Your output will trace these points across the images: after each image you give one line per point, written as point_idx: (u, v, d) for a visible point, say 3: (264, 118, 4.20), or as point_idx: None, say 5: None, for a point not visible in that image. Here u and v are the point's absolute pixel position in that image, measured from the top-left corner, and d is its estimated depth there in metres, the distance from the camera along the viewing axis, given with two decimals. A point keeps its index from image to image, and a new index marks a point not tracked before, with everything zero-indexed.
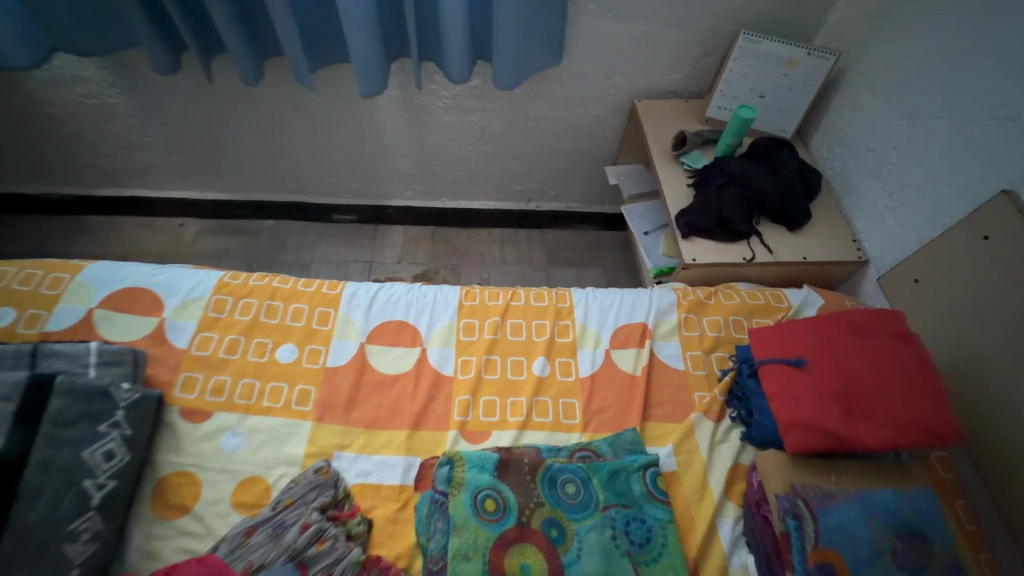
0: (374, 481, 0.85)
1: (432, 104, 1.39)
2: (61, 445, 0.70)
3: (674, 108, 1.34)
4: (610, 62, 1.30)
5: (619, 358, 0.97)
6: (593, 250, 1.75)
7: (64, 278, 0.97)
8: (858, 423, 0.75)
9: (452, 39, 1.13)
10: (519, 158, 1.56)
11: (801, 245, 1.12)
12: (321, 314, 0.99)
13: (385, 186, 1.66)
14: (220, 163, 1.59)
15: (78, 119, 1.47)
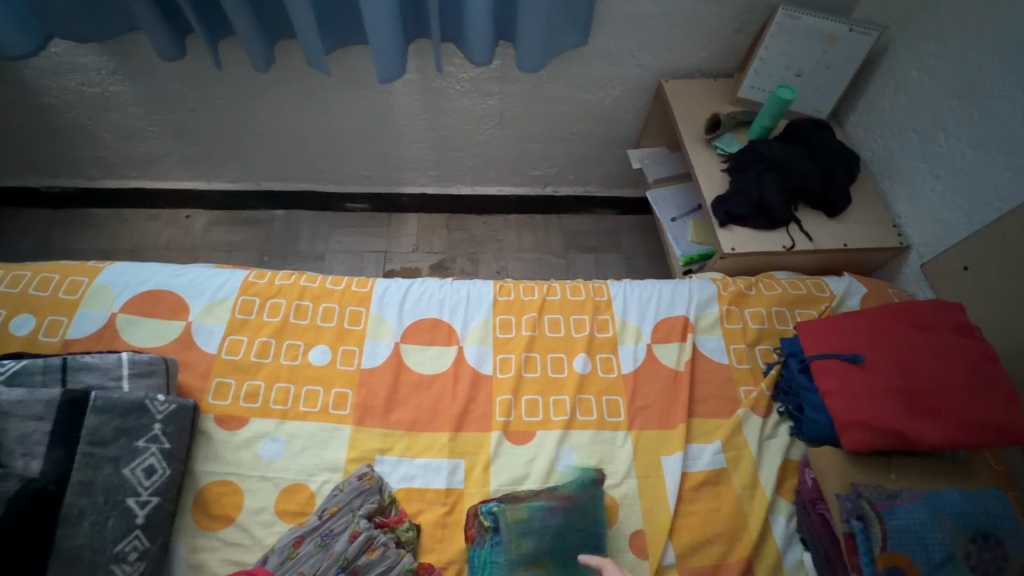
0: (418, 485, 0.83)
1: (451, 88, 1.33)
2: (101, 463, 0.68)
3: (703, 88, 1.29)
4: (638, 40, 1.24)
5: (661, 353, 0.95)
6: (613, 235, 1.71)
7: (82, 282, 0.92)
8: (922, 421, 0.73)
9: (477, 18, 1.07)
10: (539, 142, 1.51)
11: (841, 232, 1.09)
12: (352, 313, 0.96)
13: (399, 172, 1.61)
14: (227, 152, 1.53)
15: (77, 109, 1.40)
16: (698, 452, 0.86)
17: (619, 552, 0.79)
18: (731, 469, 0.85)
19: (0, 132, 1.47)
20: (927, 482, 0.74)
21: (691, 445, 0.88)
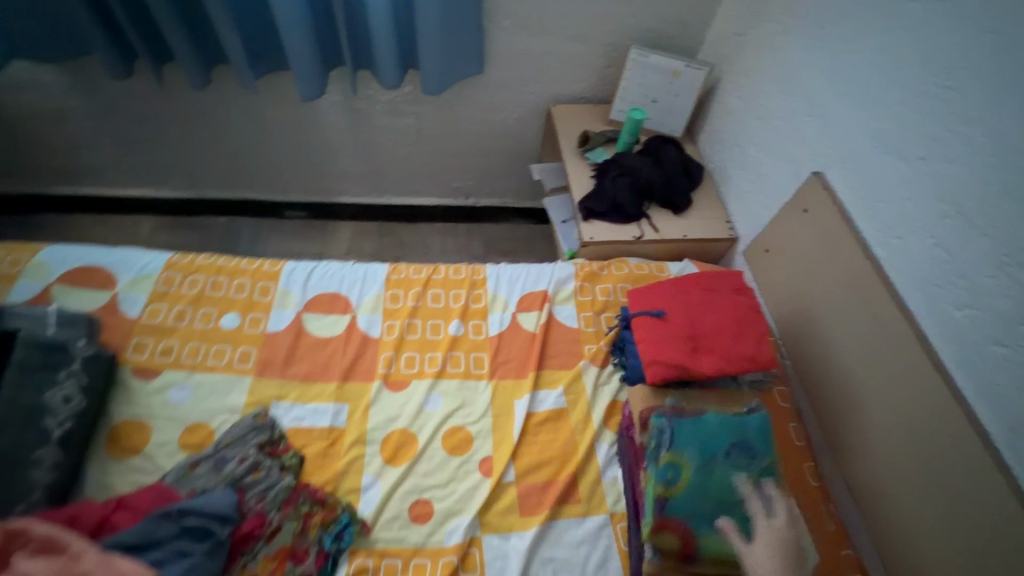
0: (306, 424, 0.99)
1: (372, 107, 1.54)
2: (25, 388, 0.82)
3: (584, 112, 1.54)
4: (526, 71, 1.49)
5: (523, 320, 1.14)
6: (527, 241, 1.93)
7: (24, 258, 1.08)
8: (703, 358, 0.95)
9: (381, 48, 1.29)
10: (455, 157, 1.73)
11: (683, 226, 1.32)
12: (262, 288, 1.13)
13: (334, 183, 1.80)
14: (175, 162, 1.70)
15: (35, 121, 1.56)
16: (545, 396, 1.04)
17: (468, 473, 0.96)
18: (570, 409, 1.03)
19: None
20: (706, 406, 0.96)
21: (541, 392, 1.06)
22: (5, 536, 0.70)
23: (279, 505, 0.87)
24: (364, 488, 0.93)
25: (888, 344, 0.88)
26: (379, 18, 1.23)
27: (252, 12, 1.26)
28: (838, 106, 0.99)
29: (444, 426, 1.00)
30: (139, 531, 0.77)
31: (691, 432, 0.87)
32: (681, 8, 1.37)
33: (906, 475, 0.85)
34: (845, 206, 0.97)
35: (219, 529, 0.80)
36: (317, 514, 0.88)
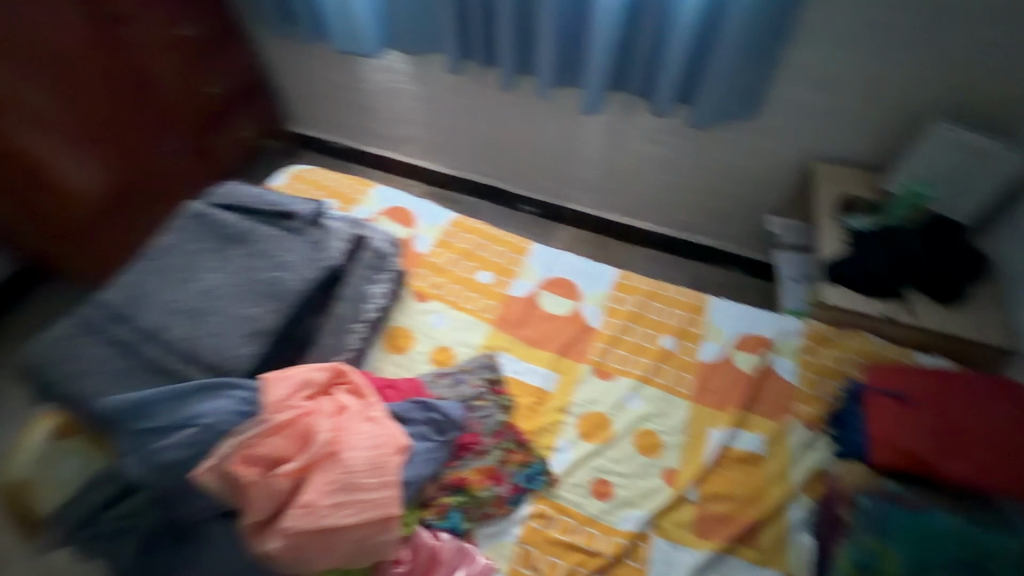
0: (522, 378, 1.15)
1: (633, 131, 1.68)
2: (361, 277, 1.08)
3: (851, 175, 1.46)
4: (798, 124, 1.48)
5: (737, 358, 1.15)
6: (734, 290, 1.89)
7: (364, 190, 1.44)
8: (947, 462, 0.90)
9: (667, 82, 1.41)
10: (690, 192, 1.78)
11: (948, 319, 1.17)
12: (513, 258, 1.34)
13: (570, 190, 2.00)
14: (453, 147, 2.04)
15: (376, 95, 2.00)
16: (743, 436, 1.05)
17: (652, 476, 1.01)
18: (767, 458, 1.01)
19: (321, 102, 2.14)
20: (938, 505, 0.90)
21: (739, 431, 1.06)
22: (334, 373, 0.94)
23: (492, 433, 1.04)
24: (558, 449, 1.05)
25: None
26: (678, 55, 1.35)
27: (571, 36, 1.46)
28: None
29: (636, 426, 1.07)
30: (403, 408, 1.00)
31: (910, 529, 0.82)
32: None
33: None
34: None
35: (450, 430, 1.00)
36: (517, 454, 1.02)
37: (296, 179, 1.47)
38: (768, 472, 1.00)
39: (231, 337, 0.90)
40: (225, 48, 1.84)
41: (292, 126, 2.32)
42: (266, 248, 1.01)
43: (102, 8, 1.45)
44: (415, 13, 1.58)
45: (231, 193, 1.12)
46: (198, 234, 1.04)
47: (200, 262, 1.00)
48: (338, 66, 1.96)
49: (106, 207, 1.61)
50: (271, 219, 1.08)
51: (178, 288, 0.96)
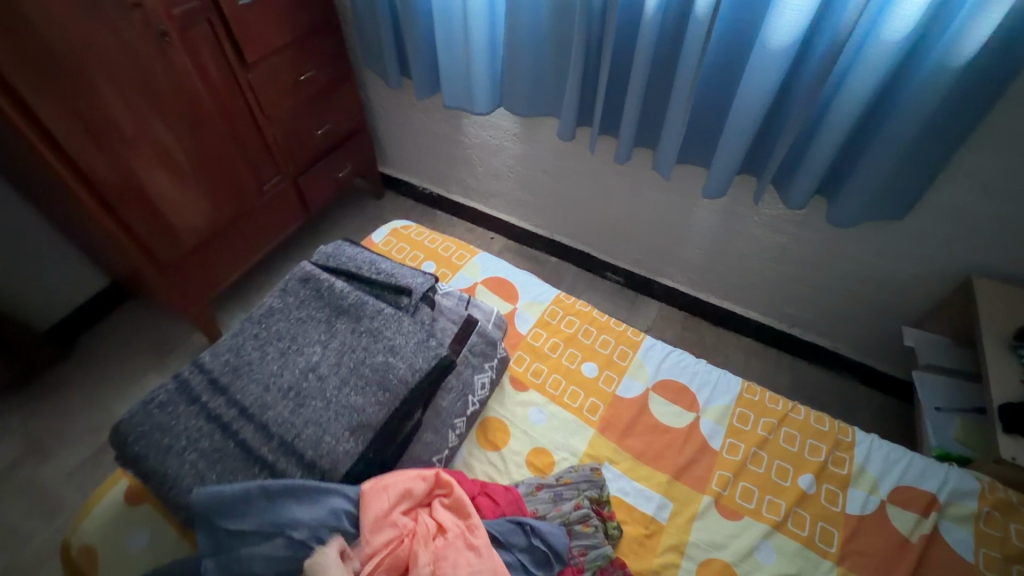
0: (630, 501, 1.00)
1: (751, 217, 1.54)
2: (468, 365, 0.98)
3: (1022, 299, 1.25)
4: (958, 234, 1.29)
5: (895, 516, 0.95)
6: (845, 398, 1.68)
7: (466, 256, 1.37)
8: None
9: (809, 176, 1.28)
10: (807, 286, 1.61)
11: None
12: (622, 351, 1.21)
13: (665, 266, 1.87)
14: (546, 207, 1.97)
15: (474, 149, 1.97)
16: None
17: None
18: None
19: (418, 149, 2.14)
20: None
21: None
22: (436, 481, 0.83)
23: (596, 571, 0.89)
24: None
25: None
26: (826, 150, 1.21)
27: (701, 116, 1.36)
28: None
29: None
30: (500, 528, 0.87)
31: None
32: None
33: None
34: None
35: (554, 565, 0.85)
36: None
37: (395, 234, 1.41)
38: None
39: (337, 429, 0.82)
40: (337, 94, 1.86)
41: (388, 169, 2.35)
42: (378, 327, 0.93)
43: (235, 56, 1.47)
44: (535, 78, 1.53)
45: (339, 254, 1.07)
46: (305, 300, 0.98)
47: (306, 332, 0.94)
48: (441, 119, 1.94)
49: (206, 241, 1.63)
50: (381, 291, 1.01)
51: (283, 363, 0.90)
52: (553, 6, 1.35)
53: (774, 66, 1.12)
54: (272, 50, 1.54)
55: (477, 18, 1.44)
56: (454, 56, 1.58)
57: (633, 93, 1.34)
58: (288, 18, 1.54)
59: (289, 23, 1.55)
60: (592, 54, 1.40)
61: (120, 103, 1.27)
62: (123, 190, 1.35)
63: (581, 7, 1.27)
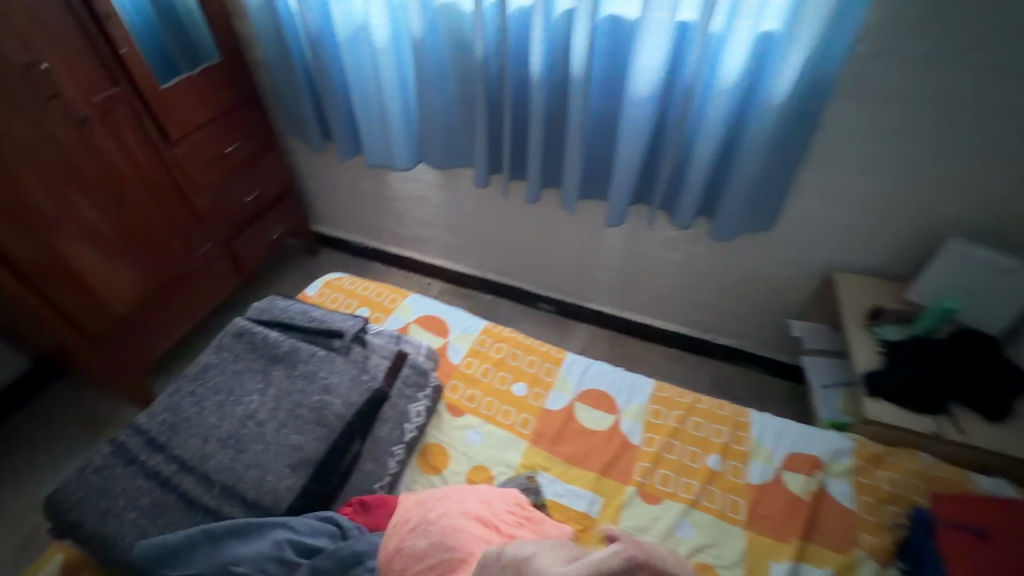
0: (564, 501, 1.09)
1: (652, 239, 1.75)
2: (403, 396, 1.04)
3: (871, 285, 1.50)
4: (814, 236, 1.54)
5: (788, 478, 1.10)
6: (758, 391, 1.87)
7: (398, 298, 1.46)
8: None
9: (688, 199, 1.49)
10: (710, 295, 1.82)
11: (998, 437, 1.15)
12: (547, 368, 1.33)
13: (588, 291, 2.04)
14: (474, 248, 2.11)
15: (402, 202, 2.10)
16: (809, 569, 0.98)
17: None
18: None
19: (349, 206, 2.24)
20: None
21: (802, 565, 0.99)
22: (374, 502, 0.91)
23: None
24: None
25: None
26: (697, 177, 1.43)
27: (594, 156, 1.57)
28: None
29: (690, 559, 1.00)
30: None
31: None
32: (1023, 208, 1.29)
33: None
34: None
35: None
36: None
37: (328, 285, 1.49)
38: None
39: (278, 467, 0.88)
40: (263, 161, 1.95)
41: (321, 227, 2.43)
42: (312, 369, 1.00)
43: (158, 134, 1.54)
44: (449, 134, 1.70)
45: (272, 307, 1.14)
46: (240, 353, 1.04)
47: (243, 383, 0.99)
48: (368, 177, 2.07)
49: (136, 311, 1.63)
50: (314, 336, 1.09)
51: (221, 414, 0.95)
52: (456, 74, 1.54)
53: (641, 113, 1.34)
54: (194, 126, 1.63)
55: (389, 87, 1.61)
56: (373, 119, 1.73)
57: (533, 142, 1.53)
58: (208, 96, 1.65)
59: (210, 101, 1.65)
60: (495, 111, 1.59)
61: (41, 188, 1.30)
62: (47, 270, 1.36)
63: (478, 73, 1.46)
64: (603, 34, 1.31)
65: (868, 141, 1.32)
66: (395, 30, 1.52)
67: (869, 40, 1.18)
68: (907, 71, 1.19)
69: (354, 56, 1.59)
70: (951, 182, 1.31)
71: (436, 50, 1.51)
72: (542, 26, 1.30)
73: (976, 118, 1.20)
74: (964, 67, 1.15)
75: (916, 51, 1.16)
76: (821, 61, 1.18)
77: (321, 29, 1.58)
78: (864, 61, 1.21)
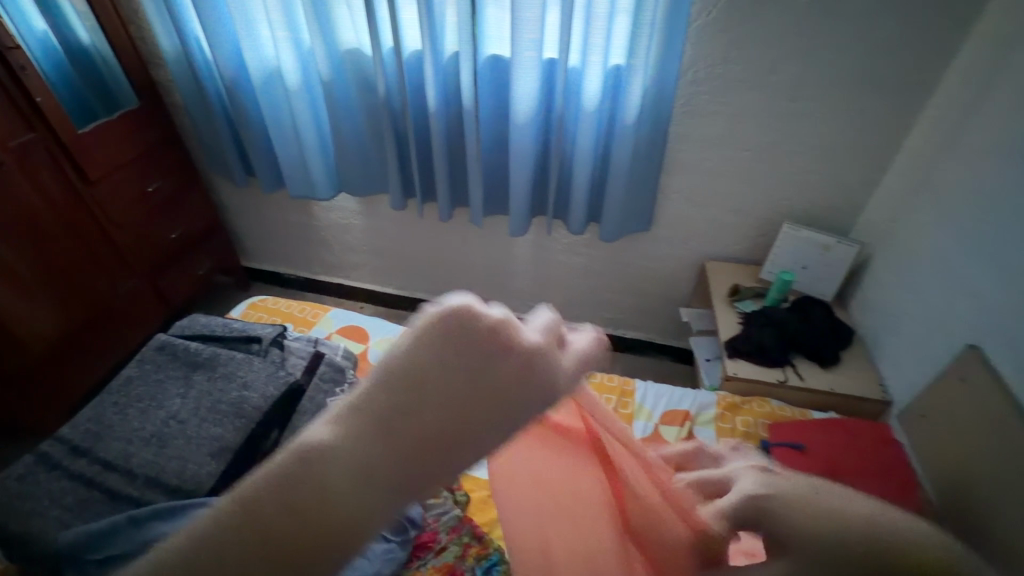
0: (475, 473, 1.23)
1: (556, 246, 1.96)
2: (320, 390, 1.15)
3: (736, 269, 1.77)
4: (687, 233, 1.80)
5: (664, 431, 1.29)
6: (665, 376, 2.09)
7: (321, 313, 1.58)
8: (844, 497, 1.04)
9: (577, 207, 1.71)
10: (613, 293, 2.04)
11: (830, 379, 1.40)
12: None
13: (509, 300, 2.22)
14: (401, 269, 2.25)
15: (328, 230, 2.22)
16: None
17: None
18: None
19: (277, 239, 2.34)
20: None
21: None
22: None
23: (448, 529, 1.08)
24: None
25: None
26: (581, 187, 1.66)
27: (494, 174, 1.78)
28: (992, 291, 1.09)
29: None
30: None
31: None
32: (833, 195, 1.60)
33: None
34: (1005, 382, 1.03)
35: (409, 530, 1.03)
36: (474, 547, 1.06)
37: (252, 307, 1.58)
38: None
39: (198, 456, 0.97)
40: (186, 199, 2.03)
41: (251, 262, 2.50)
42: (231, 370, 1.11)
43: (75, 175, 1.61)
44: (364, 163, 1.86)
45: (193, 323, 1.24)
46: (162, 363, 1.13)
47: (165, 390, 1.08)
48: (293, 209, 2.19)
49: (57, 348, 1.65)
50: (234, 344, 1.20)
51: (143, 418, 1.03)
52: (364, 109, 1.72)
53: (525, 134, 1.57)
54: (114, 167, 1.71)
55: (305, 123, 1.76)
56: (292, 153, 1.87)
57: (439, 165, 1.72)
58: (127, 139, 1.73)
59: (129, 143, 1.74)
60: (403, 140, 1.78)
61: None
62: None
63: (383, 106, 1.64)
64: (486, 70, 1.53)
65: (712, 148, 1.60)
66: (305, 71, 1.68)
67: (695, 68, 1.48)
68: (728, 91, 1.49)
69: (269, 95, 1.74)
70: (779, 178, 1.61)
71: (344, 88, 1.69)
72: (433, 65, 1.51)
73: (785, 125, 1.51)
74: (767, 86, 1.46)
75: (732, 75, 1.46)
76: (662, 86, 1.45)
77: (235, 70, 1.71)
78: (694, 84, 1.50)
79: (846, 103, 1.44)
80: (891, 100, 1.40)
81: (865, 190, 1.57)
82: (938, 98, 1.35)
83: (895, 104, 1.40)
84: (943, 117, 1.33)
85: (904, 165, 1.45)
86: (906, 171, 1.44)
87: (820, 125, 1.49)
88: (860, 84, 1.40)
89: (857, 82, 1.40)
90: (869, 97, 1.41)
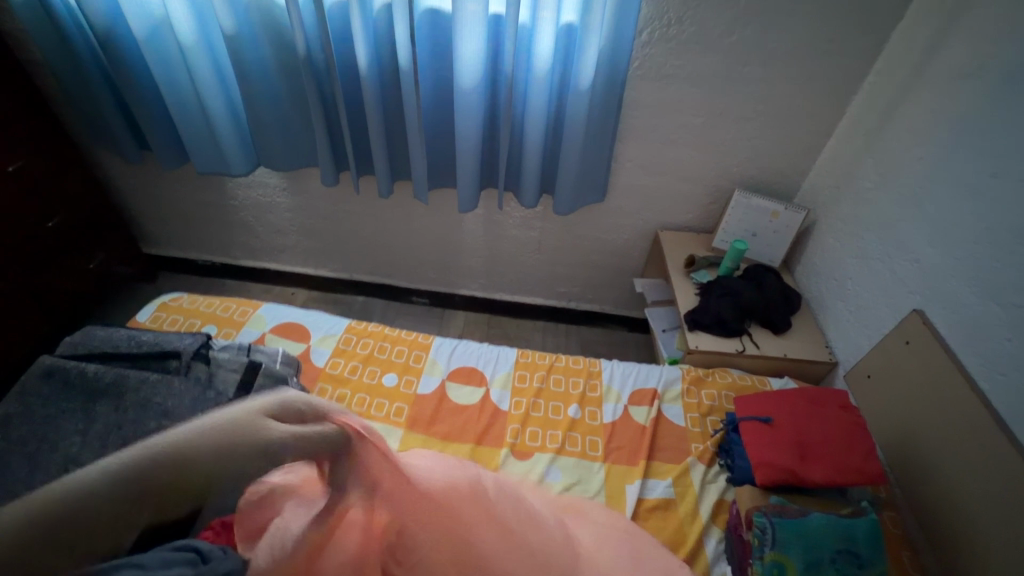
0: None
1: (507, 220, 1.85)
2: None
3: (689, 239, 1.76)
4: (641, 202, 1.76)
5: (634, 412, 1.28)
6: (622, 347, 2.08)
7: (249, 310, 1.39)
8: (811, 482, 1.05)
9: (529, 180, 1.60)
10: (567, 266, 1.98)
11: (784, 345, 1.45)
12: (416, 355, 1.36)
13: (458, 279, 2.09)
14: (336, 249, 2.05)
15: (248, 210, 1.96)
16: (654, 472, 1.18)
17: None
18: (657, 465, 1.19)
19: (187, 222, 2.04)
20: (806, 503, 1.05)
21: (649, 480, 1.17)
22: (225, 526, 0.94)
23: None
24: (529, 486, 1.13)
25: (982, 456, 0.96)
26: (532, 159, 1.55)
27: (436, 145, 1.62)
28: (934, 256, 1.14)
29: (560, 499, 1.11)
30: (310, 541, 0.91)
31: (805, 531, 0.93)
32: (781, 161, 1.61)
33: (995, 547, 0.92)
34: (948, 344, 1.08)
35: None
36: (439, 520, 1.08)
37: (163, 309, 1.36)
38: (661, 476, 1.17)
39: None
40: (62, 183, 1.70)
41: (157, 249, 2.18)
42: (145, 395, 0.92)
43: None
44: (285, 132, 1.62)
45: (89, 339, 1.04)
46: (52, 394, 0.93)
47: (59, 428, 0.89)
48: (204, 188, 1.90)
49: None
50: (146, 362, 1.01)
51: (33, 466, 0.85)
52: (281, 70, 1.48)
53: (471, 100, 1.42)
54: None
55: (209, 87, 1.50)
56: (195, 123, 1.60)
57: (373, 134, 1.53)
58: None
59: None
60: (331, 108, 1.56)
61: None
62: None
63: (304, 67, 1.41)
64: (424, 23, 1.35)
65: (665, 114, 1.54)
66: (201, 22, 1.41)
67: (650, 28, 1.39)
68: (682, 53, 1.42)
69: (157, 50, 1.44)
70: (730, 144, 1.59)
71: (254, 44, 1.42)
72: (361, 20, 1.31)
73: (738, 90, 1.47)
74: (721, 49, 1.40)
75: (687, 35, 1.39)
76: (616, 49, 1.36)
77: (110, 15, 1.39)
78: (649, 46, 1.42)
79: (797, 67, 1.42)
80: (839, 65, 1.40)
81: (810, 156, 1.59)
82: (884, 60, 1.36)
83: (843, 67, 1.40)
84: (888, 80, 1.34)
85: (848, 130, 1.47)
86: (849, 137, 1.46)
87: (771, 89, 1.46)
88: (812, 46, 1.38)
89: (810, 45, 1.38)
90: (819, 60, 1.40)
